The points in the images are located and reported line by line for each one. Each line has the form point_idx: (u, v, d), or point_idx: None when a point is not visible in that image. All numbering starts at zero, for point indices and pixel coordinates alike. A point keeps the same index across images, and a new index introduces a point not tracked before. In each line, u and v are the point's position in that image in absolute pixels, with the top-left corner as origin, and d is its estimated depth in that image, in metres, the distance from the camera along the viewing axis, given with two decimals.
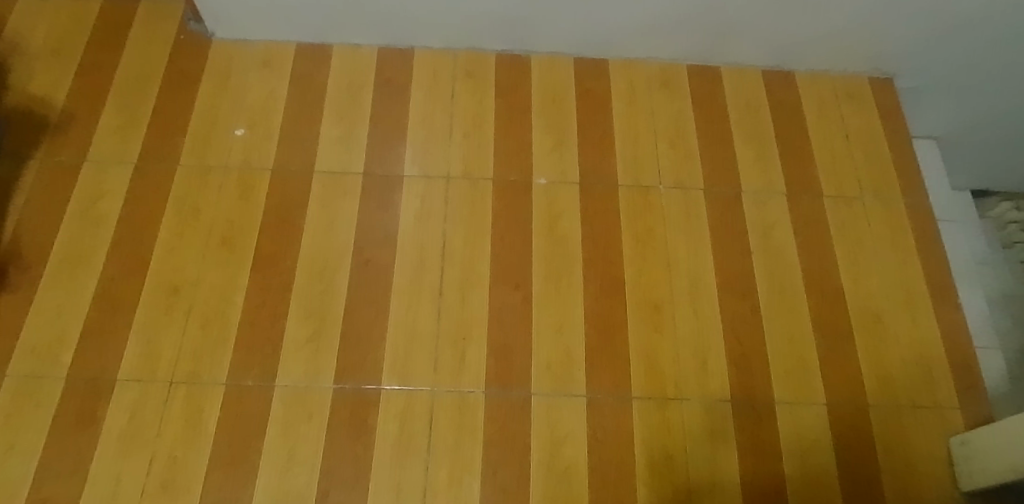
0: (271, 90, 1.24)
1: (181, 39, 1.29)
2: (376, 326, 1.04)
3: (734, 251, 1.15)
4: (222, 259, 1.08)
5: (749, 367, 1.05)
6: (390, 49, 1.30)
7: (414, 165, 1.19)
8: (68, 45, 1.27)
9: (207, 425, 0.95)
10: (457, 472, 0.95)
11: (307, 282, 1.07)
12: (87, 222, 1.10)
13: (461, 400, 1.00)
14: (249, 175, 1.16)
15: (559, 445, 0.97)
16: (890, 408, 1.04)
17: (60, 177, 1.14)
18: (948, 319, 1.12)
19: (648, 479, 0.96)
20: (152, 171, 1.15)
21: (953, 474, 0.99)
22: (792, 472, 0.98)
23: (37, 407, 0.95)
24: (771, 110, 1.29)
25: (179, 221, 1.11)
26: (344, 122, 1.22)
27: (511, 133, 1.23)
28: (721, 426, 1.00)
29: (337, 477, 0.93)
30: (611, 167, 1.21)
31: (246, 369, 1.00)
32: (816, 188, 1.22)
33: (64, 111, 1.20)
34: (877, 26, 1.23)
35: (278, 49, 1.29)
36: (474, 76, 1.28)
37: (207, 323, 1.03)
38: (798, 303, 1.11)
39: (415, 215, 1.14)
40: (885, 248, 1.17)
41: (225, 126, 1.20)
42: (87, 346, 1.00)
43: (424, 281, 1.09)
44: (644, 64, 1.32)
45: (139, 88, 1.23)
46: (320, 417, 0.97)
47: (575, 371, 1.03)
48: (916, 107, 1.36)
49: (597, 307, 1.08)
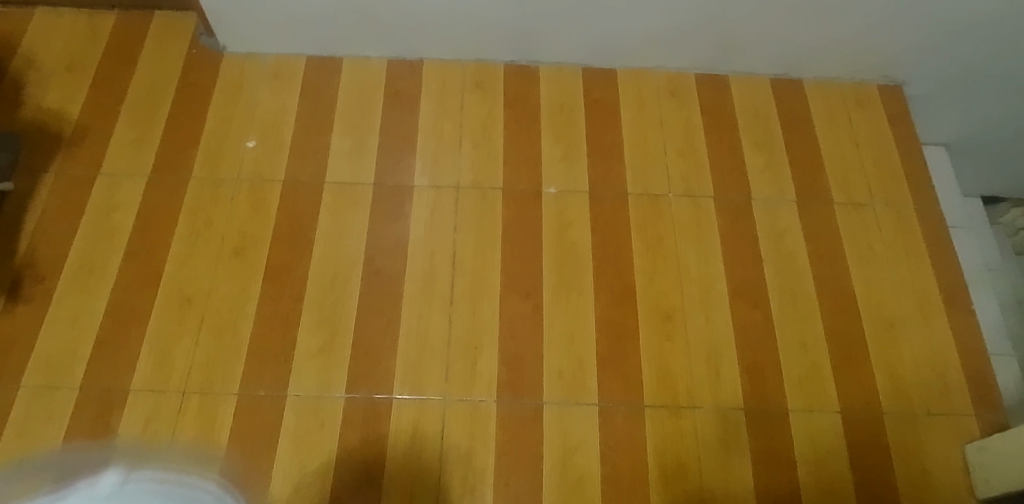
0: (282, 103, 1.26)
1: (193, 53, 1.31)
2: (387, 335, 1.05)
3: (745, 258, 1.14)
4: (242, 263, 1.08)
5: (762, 375, 1.04)
6: (399, 61, 1.31)
7: (424, 175, 1.19)
8: (81, 60, 1.29)
9: (220, 435, 0.96)
10: (469, 481, 0.95)
11: (318, 292, 1.08)
12: (101, 234, 1.12)
13: (473, 409, 1.00)
14: (261, 186, 1.17)
15: (570, 453, 0.97)
16: (904, 414, 1.02)
17: (75, 191, 1.15)
18: (962, 325, 1.10)
19: (660, 488, 0.95)
20: (164, 183, 1.17)
21: (971, 482, 0.98)
22: (806, 480, 0.97)
23: (53, 417, 0.97)
24: (780, 116, 1.29)
25: (192, 232, 1.12)
26: (354, 134, 1.23)
27: (519, 143, 1.23)
28: (735, 434, 0.99)
29: (350, 485, 0.93)
30: (621, 175, 1.21)
31: (259, 379, 1.00)
32: (828, 194, 1.21)
33: (79, 124, 1.22)
34: (886, 33, 1.22)
35: (289, 62, 1.30)
36: (483, 86, 1.29)
37: (220, 333, 1.04)
38: (810, 310, 1.10)
39: (425, 225, 1.15)
40: (897, 255, 1.16)
41: (237, 138, 1.22)
42: (101, 357, 1.01)
43: (435, 291, 1.09)
44: (653, 73, 1.32)
45: (152, 101, 1.25)
46: (332, 426, 0.97)
47: (586, 380, 1.02)
48: (927, 112, 1.35)
49: (608, 315, 1.08)
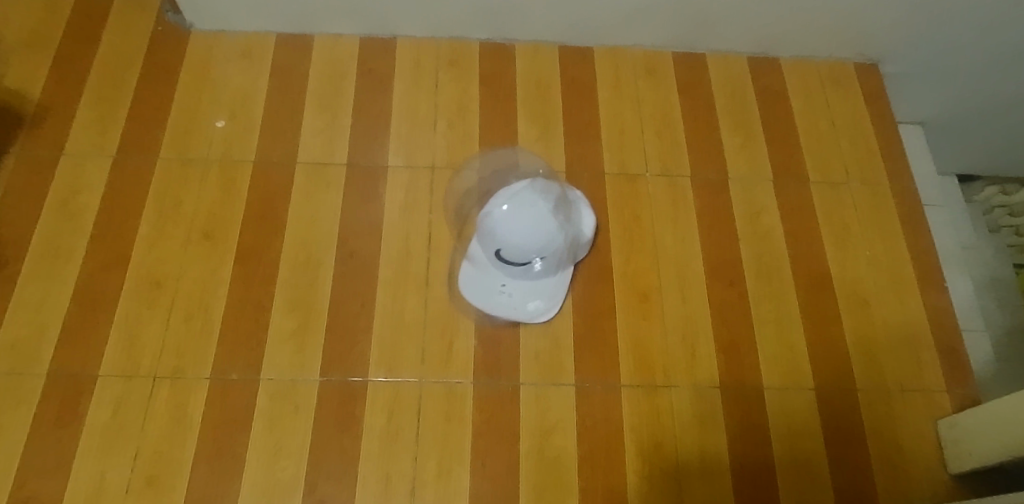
0: (251, 82, 1.23)
1: (158, 30, 1.27)
2: (362, 317, 1.03)
3: (722, 238, 1.14)
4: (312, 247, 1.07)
5: (738, 354, 1.04)
6: (372, 39, 1.29)
7: (399, 155, 1.17)
8: (42, 38, 1.25)
9: (192, 420, 0.95)
10: (445, 462, 0.94)
11: (290, 275, 1.06)
12: (66, 217, 1.09)
13: (449, 390, 0.99)
14: (231, 167, 1.15)
15: (548, 433, 0.97)
16: (878, 391, 1.03)
17: (38, 172, 1.12)
18: (934, 303, 1.11)
19: (637, 467, 0.96)
20: (131, 164, 1.14)
21: (942, 457, 0.99)
22: (781, 456, 0.98)
23: (19, 404, 0.94)
24: (758, 95, 1.28)
25: (161, 214, 1.10)
26: (326, 114, 1.21)
27: (495, 122, 1.22)
28: (711, 413, 1.00)
29: (325, 469, 0.93)
30: (598, 154, 1.20)
31: (231, 363, 0.99)
32: (804, 173, 1.21)
33: (41, 104, 1.18)
34: (861, 11, 1.22)
35: (258, 40, 1.27)
36: (458, 65, 1.27)
37: (190, 317, 1.02)
38: (785, 288, 1.10)
39: (400, 207, 1.13)
40: (873, 233, 1.16)
41: (205, 118, 1.19)
42: (68, 342, 0.99)
43: (409, 272, 1.08)
44: (629, 51, 1.31)
45: (117, 81, 1.22)
46: (306, 410, 0.96)
47: (563, 360, 1.02)
48: (902, 91, 1.35)
49: (585, 296, 1.07)
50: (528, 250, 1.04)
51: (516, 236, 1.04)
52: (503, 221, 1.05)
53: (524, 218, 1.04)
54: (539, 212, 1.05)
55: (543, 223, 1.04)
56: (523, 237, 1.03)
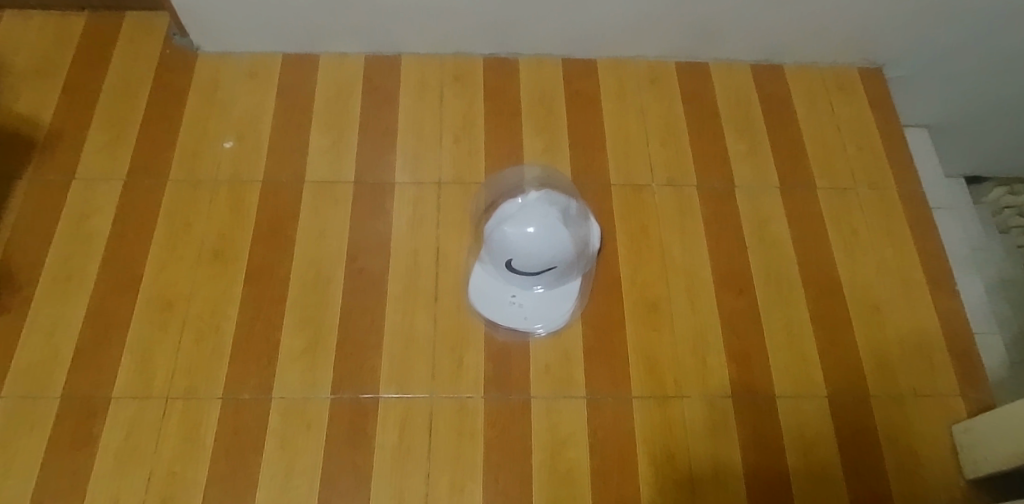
0: (258, 102, 1.24)
1: (167, 53, 1.29)
2: (372, 334, 1.04)
3: (730, 245, 1.14)
4: (319, 255, 1.10)
5: (749, 363, 1.04)
6: (377, 56, 1.30)
7: (405, 171, 1.18)
8: (53, 64, 1.27)
9: (205, 440, 0.95)
10: (457, 478, 0.94)
11: (301, 293, 1.07)
12: (77, 240, 1.10)
13: (460, 406, 0.99)
14: (239, 187, 1.16)
15: (560, 446, 0.97)
16: (891, 396, 1.03)
17: (49, 197, 1.14)
18: (946, 306, 1.11)
19: (651, 478, 0.95)
20: (141, 186, 1.15)
21: (958, 463, 0.98)
22: (795, 465, 0.97)
23: (34, 427, 0.95)
24: (762, 102, 1.28)
25: (171, 235, 1.11)
26: (333, 132, 1.22)
27: (500, 136, 1.22)
28: (724, 421, 0.99)
29: (337, 487, 0.93)
30: (604, 165, 1.20)
31: (243, 382, 0.99)
32: (810, 179, 1.21)
33: (52, 129, 1.20)
34: (862, 16, 1.22)
35: (265, 60, 1.29)
36: (463, 80, 1.28)
37: (201, 337, 1.03)
38: (795, 295, 1.10)
39: (408, 222, 1.14)
40: (881, 239, 1.16)
41: (214, 139, 1.20)
42: (82, 365, 1.00)
43: (419, 288, 1.08)
44: (633, 62, 1.32)
45: (126, 104, 1.23)
46: (319, 427, 0.97)
47: (574, 373, 1.02)
48: (908, 95, 1.35)
49: (594, 308, 1.07)
50: (536, 264, 1.02)
51: (523, 251, 1.01)
52: (512, 237, 1.01)
53: (537, 239, 1.00)
54: (551, 229, 1.00)
55: (552, 243, 1.01)
56: (532, 253, 1.01)
